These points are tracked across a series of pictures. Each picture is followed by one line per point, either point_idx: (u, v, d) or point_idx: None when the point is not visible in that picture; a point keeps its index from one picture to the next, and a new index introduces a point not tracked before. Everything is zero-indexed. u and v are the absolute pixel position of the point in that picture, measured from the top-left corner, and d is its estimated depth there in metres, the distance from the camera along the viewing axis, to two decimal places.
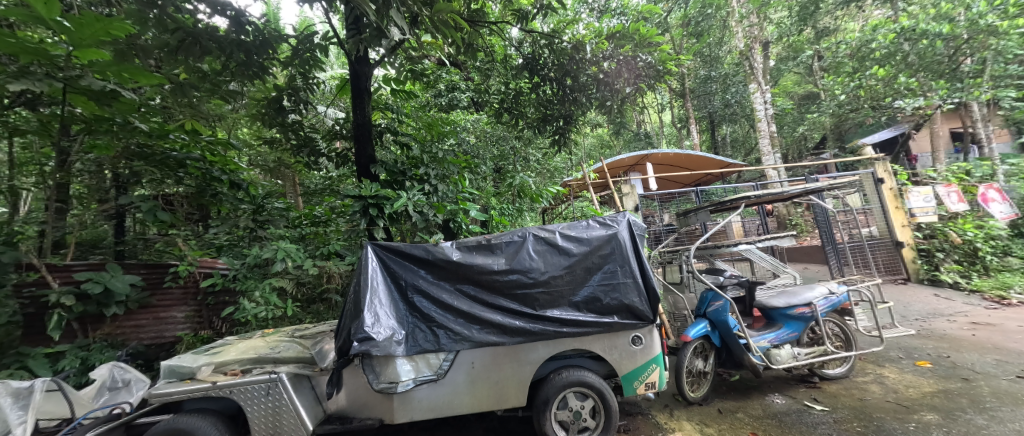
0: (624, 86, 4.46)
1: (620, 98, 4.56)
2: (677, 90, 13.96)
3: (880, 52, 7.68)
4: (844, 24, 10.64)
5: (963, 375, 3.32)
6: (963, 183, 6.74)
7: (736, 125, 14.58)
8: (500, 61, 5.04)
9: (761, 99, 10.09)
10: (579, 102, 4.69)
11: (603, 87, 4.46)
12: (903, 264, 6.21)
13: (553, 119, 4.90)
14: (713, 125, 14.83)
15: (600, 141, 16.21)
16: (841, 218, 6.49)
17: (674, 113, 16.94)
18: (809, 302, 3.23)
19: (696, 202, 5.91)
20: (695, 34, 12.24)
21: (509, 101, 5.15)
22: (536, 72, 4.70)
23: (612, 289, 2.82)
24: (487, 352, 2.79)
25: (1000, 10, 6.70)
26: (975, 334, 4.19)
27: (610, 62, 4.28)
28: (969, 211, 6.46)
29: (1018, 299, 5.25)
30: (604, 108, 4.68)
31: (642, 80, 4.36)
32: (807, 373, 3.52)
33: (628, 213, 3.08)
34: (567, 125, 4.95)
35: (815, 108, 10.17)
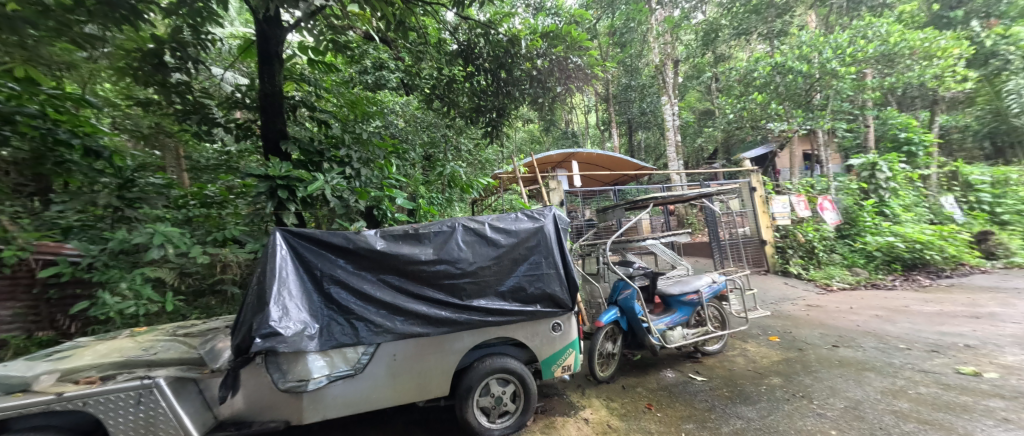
0: (555, 85, 4.58)
1: (551, 97, 4.67)
2: (603, 94, 14.92)
3: (760, 80, 9.12)
4: (736, 53, 12.38)
5: (799, 346, 4.20)
6: (809, 194, 8.35)
7: (650, 131, 16.00)
8: (433, 44, 4.83)
9: (671, 111, 11.26)
10: (512, 96, 4.68)
11: (535, 84, 4.51)
12: (765, 258, 7.59)
13: (486, 111, 4.85)
14: (631, 131, 16.14)
15: (531, 137, 16.64)
16: (725, 218, 7.61)
17: (599, 116, 18.02)
18: (696, 290, 3.79)
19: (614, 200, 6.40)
20: (620, 44, 12.99)
21: (442, 89, 5.02)
22: (470, 60, 4.62)
23: (537, 279, 2.96)
24: (408, 343, 2.72)
25: (840, 57, 8.18)
26: (809, 314, 5.32)
27: (543, 60, 4.38)
28: (811, 217, 8.08)
29: (837, 285, 6.79)
30: (536, 105, 4.77)
31: (572, 82, 4.53)
32: (693, 350, 4.11)
33: (555, 207, 3.25)
34: (500, 118, 4.91)
35: (711, 123, 11.72)
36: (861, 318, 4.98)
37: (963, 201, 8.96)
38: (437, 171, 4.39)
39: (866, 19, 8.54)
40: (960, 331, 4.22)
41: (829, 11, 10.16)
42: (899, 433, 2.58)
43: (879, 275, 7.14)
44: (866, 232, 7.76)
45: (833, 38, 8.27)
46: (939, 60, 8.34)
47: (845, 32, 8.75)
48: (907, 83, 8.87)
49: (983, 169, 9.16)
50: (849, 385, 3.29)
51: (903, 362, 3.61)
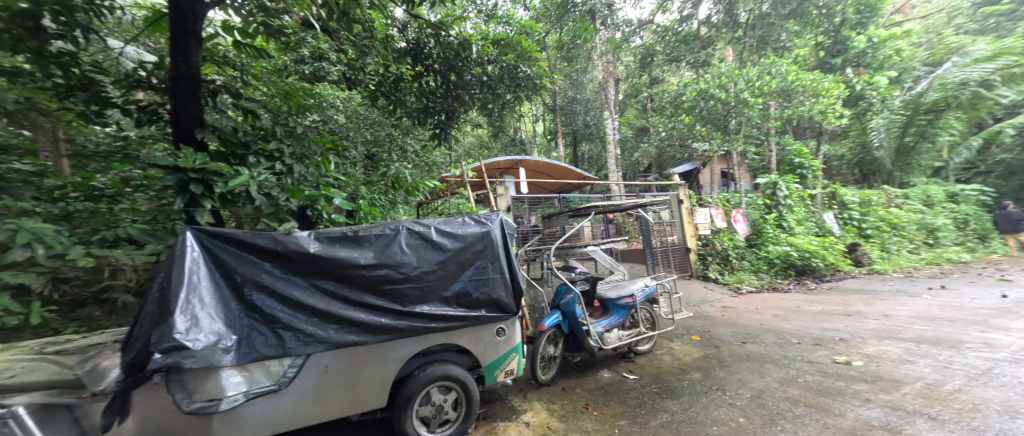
0: (505, 92, 4.58)
1: (501, 103, 4.68)
2: (550, 105, 15.34)
3: (687, 103, 10.12)
4: (668, 77, 13.49)
5: (717, 343, 4.65)
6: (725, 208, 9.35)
7: (594, 144, 16.65)
8: (380, 40, 4.62)
9: (612, 125, 11.84)
10: (462, 99, 4.69)
11: (485, 89, 4.49)
12: (689, 264, 8.40)
13: (435, 113, 4.81)
14: (575, 142, 16.77)
15: (479, 142, 16.64)
16: (657, 227, 8.22)
17: (546, 126, 18.42)
18: (632, 294, 4.02)
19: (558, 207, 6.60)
20: (567, 58, 13.21)
21: (388, 86, 4.91)
22: (419, 60, 4.50)
23: (482, 284, 2.94)
24: (342, 353, 2.52)
25: (751, 89, 9.37)
26: (724, 314, 5.93)
27: (494, 67, 4.37)
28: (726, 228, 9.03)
29: (746, 289, 7.67)
30: (484, 110, 4.76)
31: (522, 91, 4.59)
32: (627, 350, 4.35)
33: (501, 212, 3.26)
34: (449, 120, 4.91)
35: (647, 139, 12.64)
36: (765, 317, 5.67)
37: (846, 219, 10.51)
38: (380, 171, 4.18)
39: (770, 58, 9.59)
40: (838, 326, 4.98)
41: (743, 48, 11.55)
42: (792, 416, 2.95)
43: (778, 280, 8.21)
44: (769, 242, 8.84)
45: (746, 72, 9.38)
46: (823, 99, 9.38)
47: (754, 67, 9.88)
48: (799, 116, 10.14)
49: (853, 192, 10.98)
50: (755, 377, 3.70)
51: (796, 354, 4.16)
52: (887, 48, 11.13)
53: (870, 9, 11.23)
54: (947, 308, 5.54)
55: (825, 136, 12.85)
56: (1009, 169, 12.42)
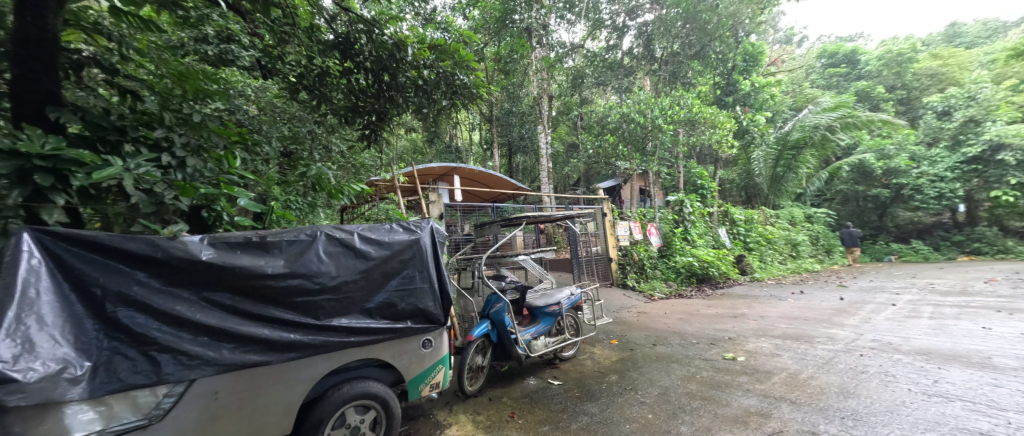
0: (441, 98, 4.47)
1: (436, 109, 4.55)
2: (486, 115, 15.39)
3: (612, 124, 11.17)
4: (596, 98, 14.41)
5: (632, 346, 5.01)
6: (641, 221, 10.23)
7: (528, 156, 16.90)
8: (303, 28, 4.19)
9: (545, 139, 12.16)
10: (394, 102, 4.43)
11: (421, 93, 4.33)
12: (611, 273, 8.97)
13: (364, 113, 4.49)
14: (509, 153, 16.95)
15: (413, 146, 16.12)
16: (582, 238, 8.67)
17: (483, 135, 18.27)
18: (558, 302, 4.15)
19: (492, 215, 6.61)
20: (504, 70, 13.47)
21: (310, 80, 4.41)
22: (349, 55, 4.15)
23: (409, 294, 2.78)
24: (239, 375, 2.17)
25: (665, 116, 10.53)
26: (639, 319, 6.44)
27: (430, 71, 4.19)
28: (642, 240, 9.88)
29: (657, 295, 8.45)
30: (420, 115, 4.57)
31: (458, 98, 4.52)
32: (552, 356, 4.46)
33: (433, 219, 3.14)
34: (379, 122, 4.62)
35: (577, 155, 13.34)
36: (673, 320, 6.28)
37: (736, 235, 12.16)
38: (297, 171, 3.74)
39: (679, 91, 10.90)
40: (729, 327, 5.71)
41: (658, 79, 12.91)
42: (691, 409, 3.26)
43: (683, 287, 9.18)
44: (676, 252, 9.86)
45: (660, 101, 10.50)
46: (718, 131, 10.81)
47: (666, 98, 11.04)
48: (700, 144, 11.48)
49: (739, 211, 12.79)
50: (662, 375, 4.02)
51: (695, 353, 4.64)
52: (764, 93, 13.07)
53: (753, 58, 12.97)
54: (807, 310, 6.69)
55: (720, 162, 14.82)
56: (845, 197, 17.16)
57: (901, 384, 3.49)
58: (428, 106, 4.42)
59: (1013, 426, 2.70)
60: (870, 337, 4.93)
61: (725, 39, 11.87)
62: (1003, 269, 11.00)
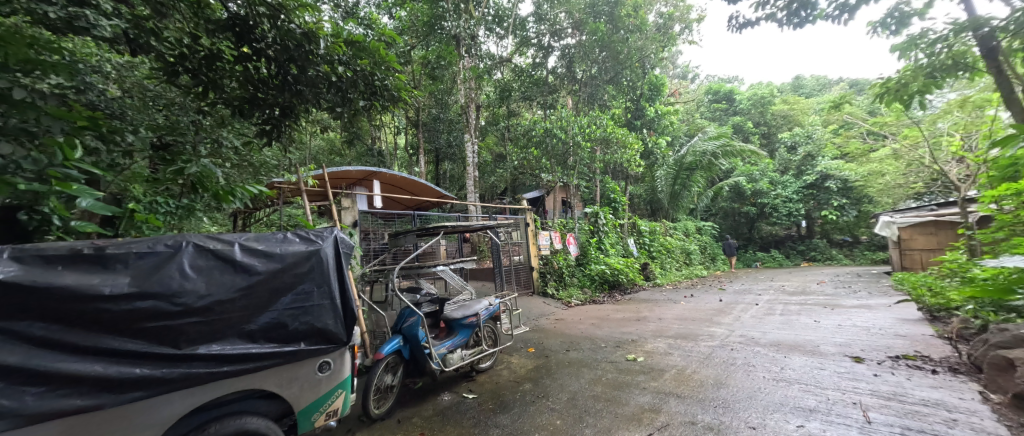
0: (358, 98, 4.29)
1: (352, 109, 4.35)
2: (412, 119, 14.96)
3: (536, 138, 11.49)
4: (523, 112, 14.88)
5: (547, 353, 5.18)
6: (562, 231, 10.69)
7: (455, 164, 16.68)
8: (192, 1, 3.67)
9: (472, 148, 12.17)
10: (303, 97, 4.03)
11: (334, 90, 4.10)
12: (532, 281, 9.21)
13: (265, 106, 4.03)
14: (436, 160, 16.65)
15: (330, 147, 15.02)
16: (506, 247, 8.83)
17: (409, 140, 17.71)
18: (476, 313, 4.13)
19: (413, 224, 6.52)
20: (432, 77, 13.28)
21: (192, 63, 3.73)
22: (246, 40, 3.68)
23: (302, 312, 2.53)
24: (54, 427, 1.76)
25: (584, 134, 11.28)
26: (556, 326, 6.70)
27: (345, 68, 4.02)
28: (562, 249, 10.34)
29: (574, 302, 8.87)
30: (333, 113, 4.32)
31: (377, 99, 4.40)
32: (468, 369, 4.43)
33: (336, 229, 2.97)
34: (284, 117, 4.18)
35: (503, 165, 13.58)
36: (587, 326, 6.65)
37: (644, 244, 13.39)
38: (172, 169, 3.17)
39: (596, 113, 11.74)
40: (635, 330, 6.21)
41: (579, 99, 13.77)
42: (594, 411, 3.43)
43: (598, 294, 9.78)
44: (591, 261, 10.50)
45: (579, 119, 11.23)
46: (628, 150, 11.86)
47: (585, 117, 11.82)
48: (614, 161, 12.38)
49: (646, 222, 14.09)
50: (571, 379, 4.22)
51: (602, 356, 4.96)
52: (665, 119, 14.85)
53: (657, 89, 14.66)
54: (699, 311, 7.56)
55: (630, 179, 16.25)
56: (726, 212, 20.01)
57: (760, 372, 4.11)
58: (345, 107, 4.27)
59: (834, 401, 3.33)
60: (741, 333, 5.75)
61: (634, 69, 13.11)
62: (835, 272, 13.70)
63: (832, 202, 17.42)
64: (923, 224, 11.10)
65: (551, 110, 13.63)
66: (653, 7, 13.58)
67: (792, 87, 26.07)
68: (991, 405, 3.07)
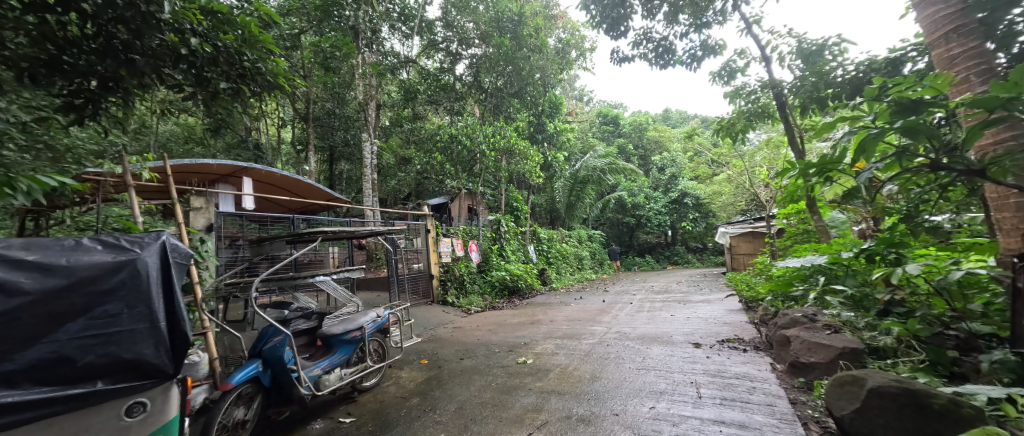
0: (217, 79, 3.78)
1: (209, 91, 3.83)
2: (302, 113, 13.61)
3: (441, 142, 11.39)
4: (428, 116, 14.70)
5: (440, 364, 5.10)
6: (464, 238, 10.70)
7: (352, 164, 15.64)
8: None
9: (371, 149, 11.55)
10: (136, 68, 3.28)
11: (184, 65, 3.46)
12: (431, 290, 9.05)
13: (76, 75, 3.18)
14: (329, 159, 15.37)
15: (194, 135, 12.82)
16: (406, 254, 8.62)
17: (296, 135, 16.03)
18: (360, 326, 3.93)
19: (290, 228, 6.57)
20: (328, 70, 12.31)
21: None
22: None
23: (102, 342, 1.90)
24: None
25: (488, 142, 11.53)
26: (453, 334, 6.66)
27: (199, 40, 3.44)
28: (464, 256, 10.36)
29: (474, 309, 8.91)
30: (182, 92, 3.80)
31: (247, 84, 3.94)
32: (349, 390, 4.17)
33: (167, 234, 2.39)
34: (108, 92, 3.40)
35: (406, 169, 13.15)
36: (483, 332, 6.74)
37: (544, 251, 14.15)
38: None
39: (501, 123, 12.10)
40: (528, 334, 6.49)
41: (485, 108, 14.06)
42: (481, 418, 3.45)
43: (498, 300, 9.99)
44: (492, 267, 10.70)
45: (484, 128, 11.45)
46: (530, 162, 12.45)
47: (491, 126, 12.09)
48: (517, 171, 12.85)
49: (546, 230, 14.93)
50: (460, 388, 4.19)
51: (494, 362, 5.04)
52: (563, 135, 16.03)
53: (557, 107, 15.76)
54: (587, 312, 8.23)
55: (532, 188, 17.11)
56: (613, 223, 22.28)
57: (629, 363, 4.61)
58: (202, 88, 3.78)
59: (680, 383, 3.90)
60: (617, 329, 6.40)
61: (537, 86, 13.75)
62: (694, 274, 16.18)
63: (689, 215, 21.08)
64: (744, 234, 13.89)
65: (457, 116, 13.63)
66: (553, 31, 14.60)
67: (663, 117, 30.41)
68: (781, 374, 3.96)
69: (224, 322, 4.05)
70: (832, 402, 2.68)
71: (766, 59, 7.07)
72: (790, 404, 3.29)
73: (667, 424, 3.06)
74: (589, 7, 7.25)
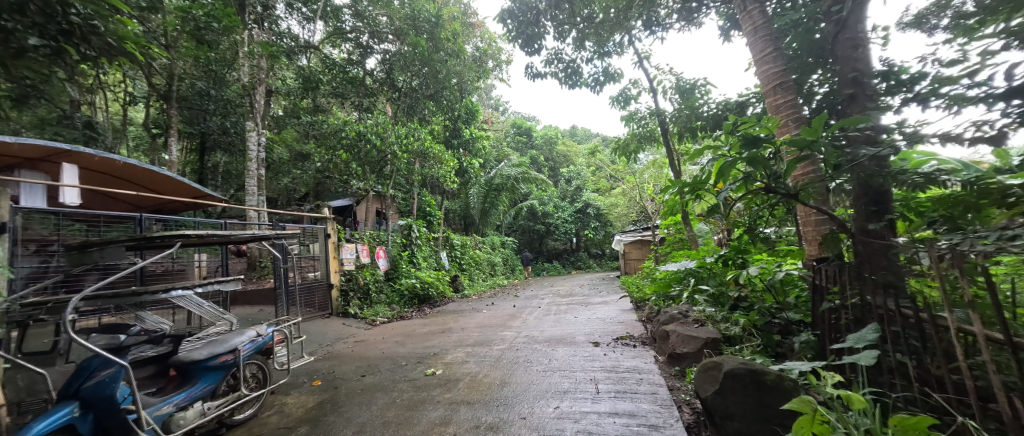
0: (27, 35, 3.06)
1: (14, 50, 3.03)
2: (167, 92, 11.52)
3: (346, 139, 10.67)
4: (332, 110, 13.65)
5: (335, 384, 4.70)
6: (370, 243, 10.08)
7: (232, 156, 13.73)
8: None
9: (256, 139, 10.37)
10: None
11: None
12: (330, 301, 8.38)
13: None
14: (203, 149, 13.25)
15: None
16: (301, 262, 7.94)
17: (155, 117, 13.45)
18: (232, 349, 3.51)
19: (134, 232, 5.81)
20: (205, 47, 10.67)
21: None
22: None
23: None
24: None
25: (400, 143, 11.06)
26: (353, 349, 6.22)
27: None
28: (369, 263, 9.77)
29: (379, 320, 8.42)
30: None
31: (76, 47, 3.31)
32: (216, 425, 3.63)
33: None
34: None
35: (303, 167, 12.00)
36: (387, 345, 6.40)
37: (456, 257, 14.02)
38: None
39: (415, 124, 11.71)
40: (435, 343, 6.34)
41: (398, 107, 13.52)
42: None
43: (406, 309, 9.58)
44: (402, 275, 10.28)
45: (395, 128, 10.98)
46: (444, 166, 12.27)
47: (403, 126, 11.63)
48: (431, 175, 12.56)
49: (458, 236, 14.83)
50: (360, 408, 3.93)
51: (399, 376, 4.82)
52: (478, 142, 16.16)
53: (473, 114, 15.84)
54: (496, 317, 8.34)
55: (446, 194, 16.89)
56: (523, 230, 23.04)
57: (536, 366, 4.78)
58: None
59: (581, 381, 4.14)
60: (526, 333, 6.60)
61: (454, 90, 13.44)
62: (596, 278, 17.51)
63: (591, 224, 22.87)
64: (637, 241, 15.49)
65: (367, 114, 12.86)
66: (471, 38, 14.72)
67: (569, 133, 32.54)
68: (662, 365, 4.47)
69: (18, 355, 3.19)
70: (699, 385, 2.93)
71: (653, 90, 8.05)
72: (669, 391, 3.74)
73: (570, 421, 3.23)
74: (505, 20, 7.47)
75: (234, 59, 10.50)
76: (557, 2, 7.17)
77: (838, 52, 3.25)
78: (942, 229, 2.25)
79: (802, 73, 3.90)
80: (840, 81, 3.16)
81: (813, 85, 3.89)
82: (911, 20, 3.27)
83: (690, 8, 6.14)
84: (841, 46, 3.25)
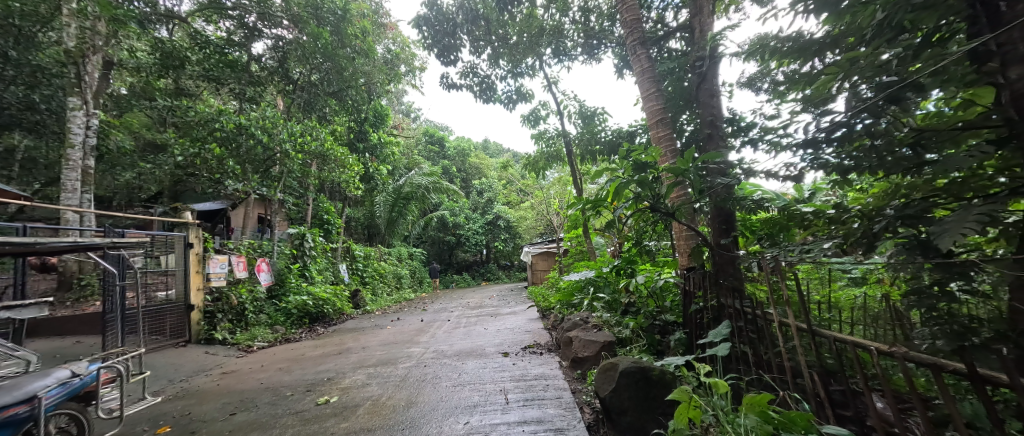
0: None
1: None
2: None
3: (221, 132, 9.26)
4: (205, 97, 11.72)
5: (192, 428, 3.95)
6: (250, 255, 8.84)
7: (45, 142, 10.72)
8: None
9: (81, 121, 8.48)
10: None
11: None
12: (188, 326, 7.10)
13: None
14: None
15: None
16: (147, 278, 6.62)
17: None
18: (31, 397, 2.76)
19: None
20: None
21: None
22: None
23: None
24: None
25: (294, 142, 9.98)
26: (219, 383, 5.32)
27: None
28: (248, 278, 8.55)
29: (257, 345, 7.35)
30: None
31: None
32: None
33: None
34: None
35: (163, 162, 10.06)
36: (266, 374, 5.62)
37: (356, 270, 13.02)
38: None
39: (314, 123, 10.68)
40: (326, 368, 5.76)
41: (292, 102, 12.22)
42: None
43: (293, 330, 8.55)
44: (290, 291, 9.20)
45: (289, 124, 9.89)
46: (347, 171, 11.39)
47: (299, 124, 10.52)
48: (331, 179, 11.55)
49: (361, 247, 13.86)
50: None
51: (283, 409, 4.26)
52: (386, 149, 15.38)
53: (381, 117, 15.05)
54: (397, 334, 7.92)
55: (347, 201, 15.70)
56: (432, 240, 22.47)
57: (444, 382, 4.64)
58: None
59: (490, 393, 4.14)
60: (434, 348, 6.39)
61: (360, 91, 12.66)
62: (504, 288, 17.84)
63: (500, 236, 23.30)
64: (544, 253, 16.23)
65: (252, 106, 11.31)
66: (381, 39, 14.08)
67: (482, 146, 32.95)
68: (565, 370, 4.70)
69: None
70: (599, 386, 3.12)
71: (560, 113, 8.64)
72: (572, 394, 3.94)
73: None
74: (420, 27, 7.32)
75: (53, 16, 8.09)
76: (473, 18, 7.24)
77: (700, 99, 3.88)
78: (765, 244, 2.82)
79: (675, 113, 4.65)
80: (701, 123, 3.81)
81: (683, 123, 4.61)
82: (745, 81, 4.06)
83: (591, 43, 6.77)
84: (702, 94, 3.88)
